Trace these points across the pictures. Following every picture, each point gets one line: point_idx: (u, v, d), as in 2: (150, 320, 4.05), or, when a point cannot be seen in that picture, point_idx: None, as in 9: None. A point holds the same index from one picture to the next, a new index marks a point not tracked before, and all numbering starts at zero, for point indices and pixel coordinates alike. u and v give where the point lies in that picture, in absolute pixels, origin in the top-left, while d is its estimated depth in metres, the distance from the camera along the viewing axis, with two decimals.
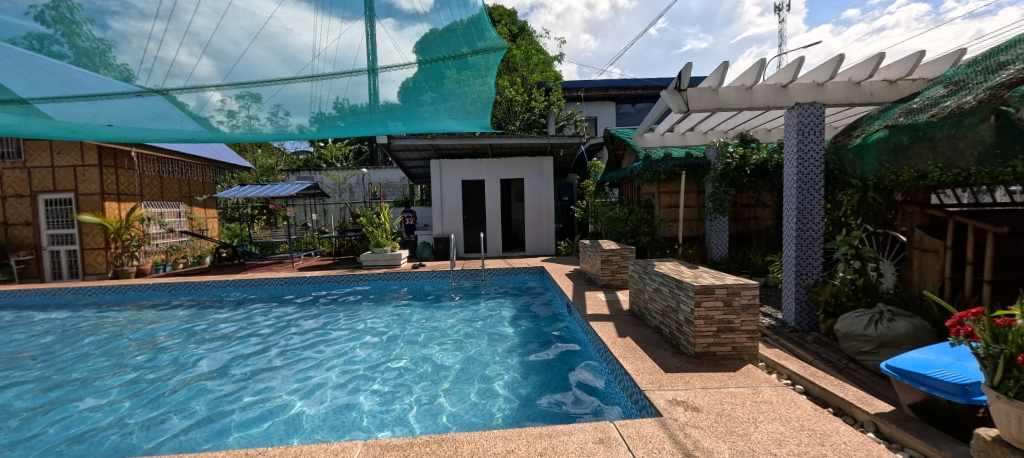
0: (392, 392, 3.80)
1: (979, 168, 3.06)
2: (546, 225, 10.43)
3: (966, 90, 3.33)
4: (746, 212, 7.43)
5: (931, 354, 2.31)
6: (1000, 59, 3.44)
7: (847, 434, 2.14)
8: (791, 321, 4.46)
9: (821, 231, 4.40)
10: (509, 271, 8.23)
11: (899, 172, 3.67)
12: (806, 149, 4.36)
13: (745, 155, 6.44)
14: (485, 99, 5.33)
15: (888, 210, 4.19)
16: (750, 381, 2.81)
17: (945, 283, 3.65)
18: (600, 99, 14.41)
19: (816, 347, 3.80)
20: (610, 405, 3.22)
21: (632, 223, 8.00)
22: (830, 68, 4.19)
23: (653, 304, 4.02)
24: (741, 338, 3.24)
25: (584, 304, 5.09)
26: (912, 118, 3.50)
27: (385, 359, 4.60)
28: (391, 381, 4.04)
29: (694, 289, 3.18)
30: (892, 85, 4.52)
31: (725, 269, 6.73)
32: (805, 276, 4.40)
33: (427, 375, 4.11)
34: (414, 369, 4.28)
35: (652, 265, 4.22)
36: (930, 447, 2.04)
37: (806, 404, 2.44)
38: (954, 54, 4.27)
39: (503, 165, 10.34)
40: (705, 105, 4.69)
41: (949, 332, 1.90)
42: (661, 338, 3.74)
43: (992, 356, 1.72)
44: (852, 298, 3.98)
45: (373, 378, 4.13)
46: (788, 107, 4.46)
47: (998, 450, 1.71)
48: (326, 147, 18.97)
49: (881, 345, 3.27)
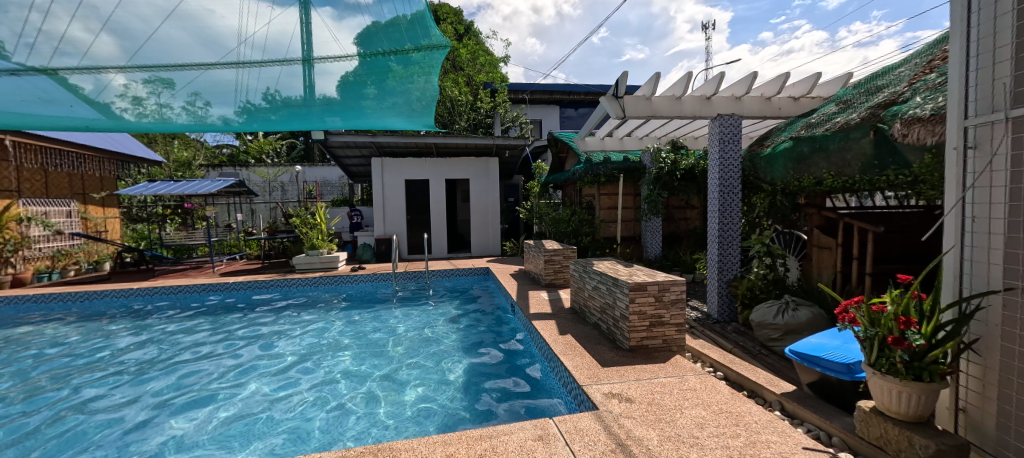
0: (330, 401, 3.62)
1: (862, 176, 3.54)
2: (491, 226, 10.46)
3: (852, 108, 3.86)
4: (677, 213, 7.99)
5: (825, 338, 2.64)
6: (878, 83, 4.02)
7: (757, 413, 2.38)
8: (714, 313, 4.85)
9: (739, 231, 4.84)
10: (453, 273, 8.14)
11: (801, 178, 4.15)
12: (727, 156, 4.77)
13: (676, 161, 6.90)
14: (429, 97, 5.22)
15: (793, 212, 4.72)
16: (677, 371, 3.03)
17: (838, 276, 4.19)
18: (545, 103, 14.72)
19: (735, 336, 4.17)
20: (550, 403, 3.30)
21: (574, 224, 8.27)
22: (746, 84, 4.63)
23: (592, 301, 4.18)
24: (671, 331, 3.48)
25: (527, 304, 5.17)
26: (812, 131, 3.98)
27: (320, 368, 4.35)
28: (328, 390, 3.84)
29: (629, 286, 3.35)
30: (796, 101, 5.08)
31: (659, 267, 7.17)
32: (726, 272, 4.81)
33: (367, 382, 3.95)
34: (353, 376, 4.10)
35: (591, 264, 4.39)
36: (823, 420, 2.33)
37: (724, 388, 2.68)
38: (843, 77, 4.90)
39: (447, 165, 10.20)
40: (640, 112, 4.97)
41: (837, 318, 2.10)
42: (600, 334, 3.90)
43: (869, 338, 1.99)
44: (765, 291, 4.42)
45: (307, 388, 3.89)
46: (711, 117, 4.86)
47: (874, 418, 2.00)
48: (254, 141, 17.52)
49: (786, 332, 3.67)
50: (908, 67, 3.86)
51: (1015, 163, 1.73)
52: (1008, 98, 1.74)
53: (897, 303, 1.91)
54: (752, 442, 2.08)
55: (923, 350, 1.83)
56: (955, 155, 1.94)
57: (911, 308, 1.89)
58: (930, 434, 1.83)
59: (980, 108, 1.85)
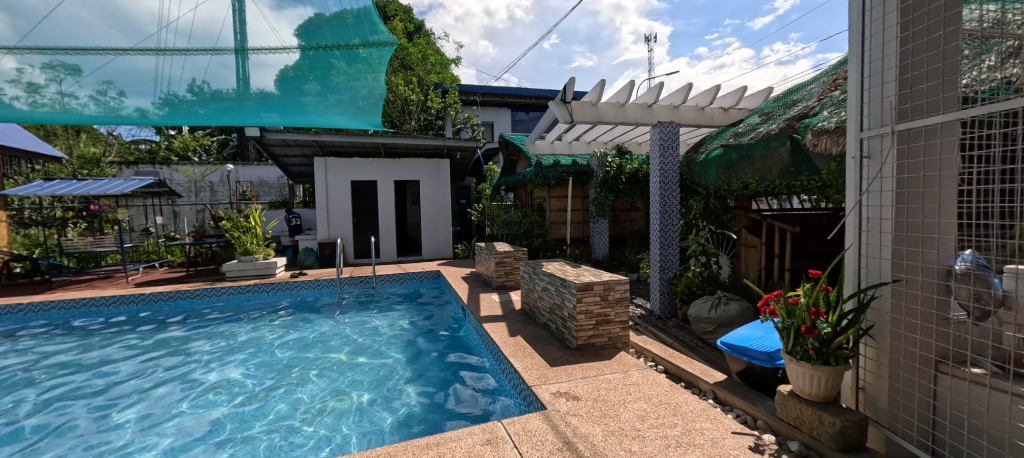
0: (267, 417, 3.41)
1: (781, 181, 3.90)
2: (441, 229, 10.31)
3: (772, 119, 4.25)
4: (623, 215, 8.35)
5: (750, 330, 2.87)
6: (793, 98, 4.47)
7: (693, 403, 2.54)
8: (656, 310, 5.12)
9: (678, 231, 5.13)
10: (402, 277, 7.93)
11: (730, 183, 4.51)
12: (667, 160, 5.06)
13: (621, 165, 7.20)
14: (377, 95, 5.04)
15: (724, 213, 5.10)
16: (621, 366, 3.16)
17: (763, 273, 4.58)
18: (496, 105, 14.77)
19: (675, 331, 4.43)
20: (501, 405, 3.32)
21: (526, 226, 8.37)
22: (682, 94, 4.95)
23: (542, 302, 4.24)
24: (615, 329, 3.63)
25: (478, 306, 5.15)
26: (738, 140, 4.35)
27: (257, 382, 4.08)
28: (266, 406, 3.61)
29: (576, 286, 3.45)
30: (726, 112, 5.46)
31: (606, 268, 7.45)
32: (667, 271, 5.09)
33: (310, 395, 3.77)
34: (295, 389, 3.90)
35: (541, 265, 4.46)
36: (750, 405, 2.54)
37: (663, 381, 2.84)
38: (764, 91, 5.38)
39: (396, 166, 9.91)
40: (586, 117, 5.14)
41: (759, 311, 2.34)
42: (549, 334, 3.97)
43: (786, 327, 2.20)
44: (701, 288, 4.72)
45: (242, 405, 3.63)
46: (652, 124, 5.16)
47: (791, 401, 2.21)
48: (177, 137, 15.93)
49: (719, 325, 3.96)
50: (817, 85, 4.34)
51: (899, 171, 1.99)
52: (892, 114, 2.00)
53: (809, 295, 2.14)
54: (688, 430, 2.22)
55: (830, 337, 2.05)
56: (853, 163, 2.20)
57: (819, 299, 2.12)
58: (836, 411, 2.06)
59: (872, 122, 2.11)
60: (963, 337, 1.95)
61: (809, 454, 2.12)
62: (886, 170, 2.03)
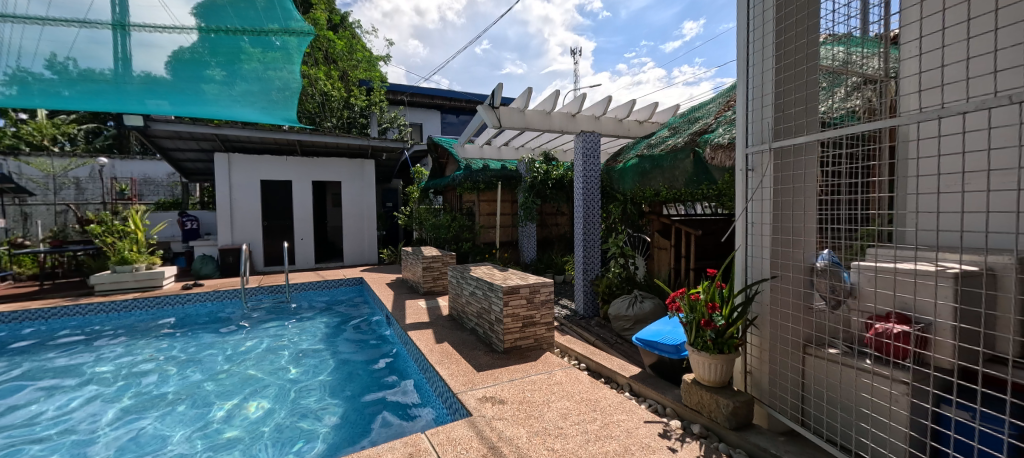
0: (161, 442, 3.03)
1: (686, 189, 4.30)
2: (365, 233, 9.79)
3: (679, 134, 4.71)
4: (550, 219, 8.62)
5: (661, 325, 3.12)
6: (696, 115, 5.00)
7: (611, 397, 2.69)
8: (580, 310, 5.35)
9: (599, 235, 5.43)
10: (320, 285, 7.40)
11: (644, 190, 4.89)
12: (589, 168, 5.34)
13: (548, 171, 7.39)
14: (293, 86, 4.93)
15: (639, 218, 5.49)
16: (546, 367, 3.25)
17: (673, 273, 5.00)
18: (425, 107, 14.49)
19: (597, 329, 4.68)
20: (427, 414, 3.24)
21: (454, 230, 8.31)
22: (603, 106, 5.28)
23: (469, 307, 4.22)
24: (541, 330, 3.73)
25: (403, 313, 4.96)
26: (651, 151, 4.74)
27: (146, 404, 3.59)
28: (157, 430, 3.19)
29: (502, 289, 3.49)
30: (641, 124, 5.92)
31: (534, 271, 7.66)
32: (590, 272, 5.35)
33: (214, 416, 3.40)
34: (196, 409, 3.51)
35: (468, 270, 4.44)
36: (660, 394, 2.76)
37: (585, 378, 2.98)
38: (673, 108, 5.94)
39: (313, 165, 9.23)
40: (514, 123, 5.25)
41: (667, 308, 2.54)
42: (477, 338, 3.96)
43: (689, 321, 2.42)
44: (620, 288, 5.04)
45: (125, 432, 3.18)
46: (576, 133, 5.42)
47: (695, 388, 2.44)
48: (29, 122, 13.24)
49: (636, 321, 4.26)
50: (714, 105, 4.91)
51: (777, 182, 2.32)
52: (771, 132, 2.33)
53: (708, 290, 2.40)
54: (606, 424, 2.35)
55: (724, 328, 2.30)
56: (741, 175, 2.50)
57: (716, 294, 2.38)
58: (729, 394, 2.32)
59: (754, 139, 2.43)
60: (823, 324, 2.32)
61: (709, 435, 2.35)
62: (766, 181, 2.35)
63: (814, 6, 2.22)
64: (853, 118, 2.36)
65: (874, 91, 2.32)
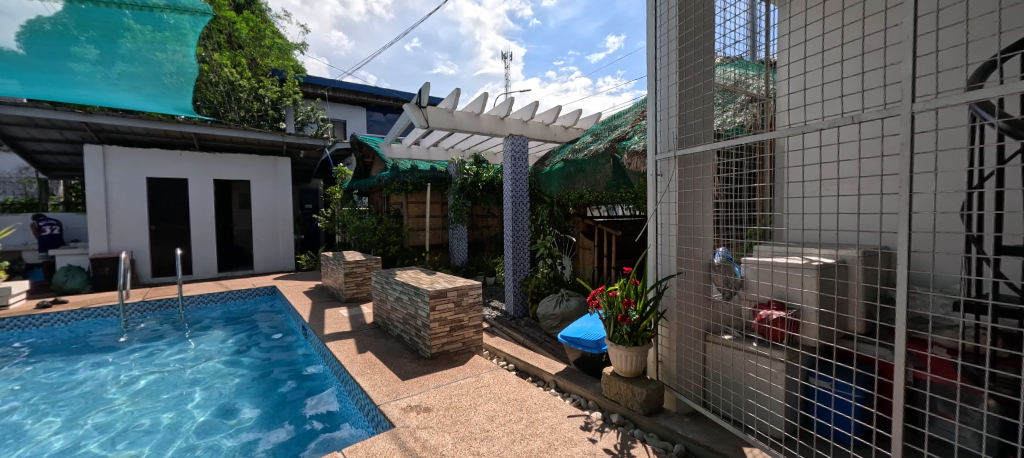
0: None
1: (608, 192, 4.57)
2: (278, 237, 8.97)
3: (601, 140, 4.98)
4: (481, 221, 8.62)
5: (584, 322, 3.28)
6: (616, 123, 5.33)
7: (537, 395, 2.76)
8: (510, 310, 5.42)
9: (527, 237, 5.55)
10: (223, 297, 6.63)
11: (569, 193, 5.10)
12: (517, 171, 5.44)
13: (477, 173, 7.40)
14: (186, 68, 4.69)
15: (566, 220, 5.69)
16: (474, 370, 3.24)
17: (597, 272, 5.25)
18: (348, 103, 13.71)
19: (526, 329, 4.77)
20: (349, 426, 3.07)
21: (380, 233, 7.95)
22: (530, 110, 5.39)
23: (395, 313, 4.07)
24: (469, 333, 3.71)
25: (322, 323, 4.63)
26: (575, 156, 4.96)
27: None
28: None
29: (429, 294, 3.41)
30: (566, 130, 6.16)
31: (465, 273, 7.60)
32: (519, 273, 5.45)
33: (83, 452, 2.89)
34: (58, 447, 2.95)
35: (393, 274, 4.28)
36: (583, 388, 2.88)
37: (512, 379, 3.01)
38: (595, 116, 6.27)
39: (215, 162, 8.26)
40: (442, 124, 5.17)
41: (589, 305, 2.66)
42: (404, 346, 3.82)
43: (608, 317, 2.58)
44: (548, 287, 5.20)
45: None
46: (505, 136, 5.49)
47: (614, 380, 2.59)
48: None
49: (563, 319, 4.41)
50: (631, 114, 5.28)
51: (681, 187, 2.55)
52: (676, 141, 2.55)
53: (624, 287, 2.57)
54: (532, 422, 2.40)
55: (637, 322, 2.49)
56: (651, 179, 2.70)
57: (631, 290, 2.55)
58: (643, 382, 2.50)
59: (662, 148, 2.64)
60: (720, 313, 2.58)
61: (626, 423, 2.52)
62: (672, 186, 2.57)
63: (708, 30, 2.48)
64: (742, 131, 2.67)
65: (758, 108, 2.64)
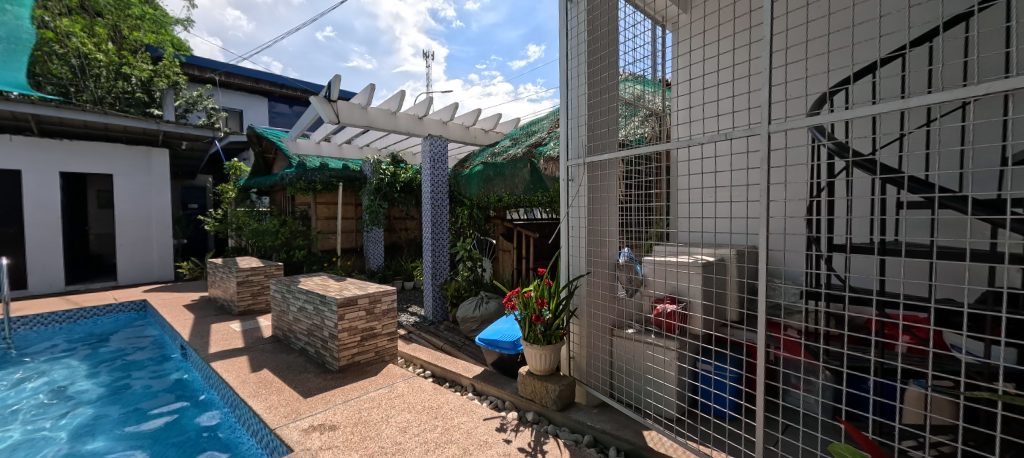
0: None
1: (526, 194, 4.72)
2: (151, 242, 7.69)
3: (519, 145, 5.09)
4: (399, 223, 8.26)
5: (501, 324, 3.32)
6: (533, 129, 5.50)
7: (453, 401, 2.72)
8: (429, 315, 5.27)
9: (447, 240, 5.46)
10: (72, 315, 5.50)
11: (489, 196, 5.15)
12: (436, 172, 5.33)
13: (395, 173, 7.11)
14: None
15: (486, 223, 5.69)
16: (388, 380, 3.09)
17: (516, 273, 5.34)
18: (245, 91, 12.25)
19: (446, 333, 4.68)
20: (237, 450, 2.72)
21: (283, 237, 7.21)
22: (450, 112, 5.32)
23: (298, 325, 3.72)
24: (383, 342, 3.53)
25: (207, 340, 4.07)
26: (495, 159, 5.02)
27: None
28: None
29: (337, 302, 3.18)
30: (487, 133, 6.20)
31: (380, 278, 7.24)
32: (438, 276, 5.34)
33: None
34: None
35: (296, 282, 3.91)
36: (499, 389, 2.91)
37: (428, 386, 2.94)
38: (514, 121, 6.41)
39: (62, 152, 6.83)
40: (354, 120, 4.88)
41: (505, 306, 2.69)
42: (309, 360, 3.51)
43: (522, 317, 2.64)
44: (467, 290, 5.16)
45: None
46: (423, 136, 5.35)
47: (530, 379, 2.67)
48: None
49: (482, 322, 4.42)
50: (548, 121, 5.49)
51: (590, 192, 2.70)
52: (586, 149, 2.70)
53: (538, 287, 2.66)
54: (447, 429, 2.36)
55: (550, 321, 2.59)
56: (563, 184, 2.83)
57: (544, 290, 2.65)
58: (556, 379, 2.61)
59: (573, 154, 2.78)
60: (625, 309, 2.79)
61: (541, 420, 2.59)
62: (582, 190, 2.71)
63: (613, 46, 2.68)
64: (643, 141, 2.92)
65: (656, 121, 2.90)
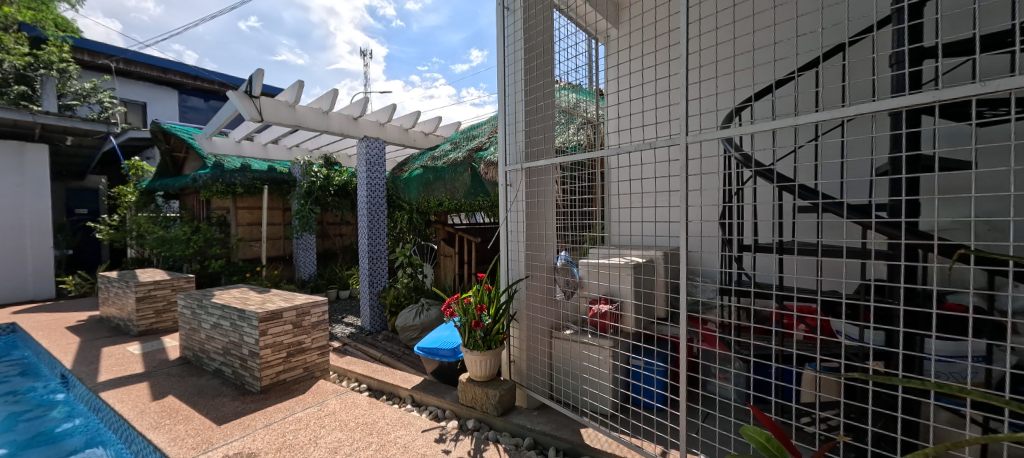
0: None
1: (466, 199, 4.69)
2: (25, 254, 6.55)
3: (459, 149, 5.06)
4: (332, 229, 7.79)
5: (441, 332, 3.25)
6: (474, 133, 5.49)
7: (389, 415, 2.60)
8: (367, 325, 5.03)
9: (385, 246, 5.25)
10: None
11: (429, 200, 5.06)
12: (373, 176, 5.11)
13: (328, 176, 6.73)
14: None
15: (426, 227, 5.52)
16: (318, 398, 2.89)
17: (458, 278, 5.26)
18: (151, 82, 10.91)
19: (385, 343, 4.49)
20: None
21: (196, 245, 6.50)
22: (387, 113, 5.15)
23: (212, 343, 3.36)
24: (312, 357, 3.30)
25: (97, 367, 3.53)
26: (434, 163, 4.95)
27: None
28: None
29: (258, 317, 2.91)
30: (426, 136, 6.09)
31: (312, 288, 6.80)
32: (376, 284, 5.11)
33: None
34: None
35: (210, 296, 3.53)
36: (439, 399, 2.84)
37: (362, 401, 2.79)
38: (454, 125, 6.35)
39: None
40: (280, 118, 4.54)
41: (444, 313, 2.65)
42: (225, 382, 3.19)
43: (462, 324, 2.62)
44: (407, 297, 5.01)
45: None
46: (358, 138, 5.11)
47: (470, 386, 2.64)
48: None
49: (423, 330, 4.30)
50: (488, 126, 5.51)
51: (528, 197, 2.75)
52: (524, 154, 2.74)
53: (477, 293, 2.65)
54: (382, 445, 2.26)
55: (490, 326, 2.59)
56: (502, 188, 2.84)
57: (484, 296, 2.64)
58: (496, 385, 2.61)
59: (511, 160, 2.81)
60: (563, 311, 2.85)
61: (481, 427, 2.57)
62: (520, 196, 2.75)
63: (549, 56, 2.76)
64: (579, 148, 3.03)
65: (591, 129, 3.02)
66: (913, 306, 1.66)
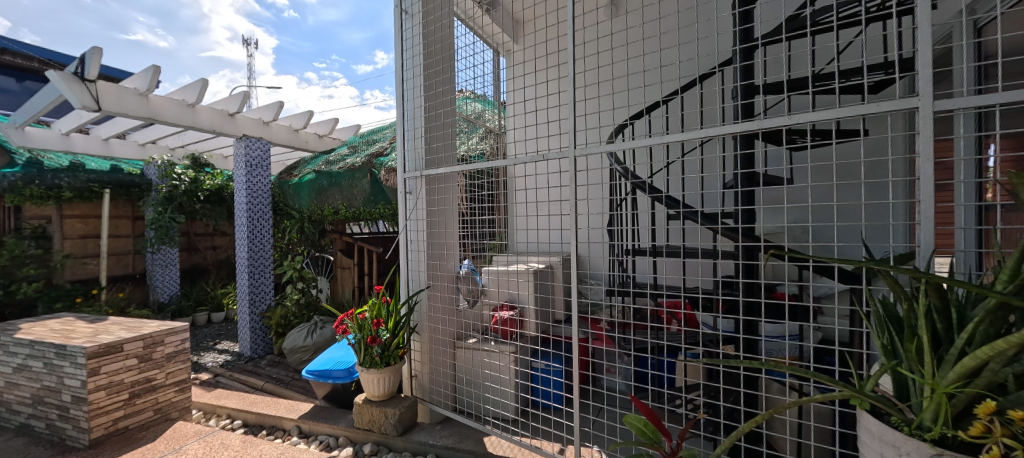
0: None
1: (364, 207, 4.75)
2: None
3: (356, 154, 4.92)
4: (202, 241, 6.64)
5: (333, 352, 2.98)
6: (374, 138, 5.27)
7: (268, 452, 2.30)
8: (247, 351, 4.42)
9: (271, 259, 4.67)
10: None
11: (323, 208, 4.81)
12: (253, 180, 4.52)
13: (196, 179, 5.79)
14: None
15: (320, 237, 4.88)
16: (174, 444, 2.44)
17: (356, 292, 4.89)
18: None
19: (268, 369, 3.99)
20: None
21: None
22: (273, 111, 4.61)
23: (16, 391, 2.63)
24: (168, 394, 2.78)
25: None
26: (329, 167, 4.84)
27: None
28: None
29: (86, 353, 2.35)
30: (320, 138, 5.62)
31: (173, 313, 5.77)
32: (258, 303, 4.52)
33: None
34: None
35: (13, 330, 2.76)
36: (331, 426, 2.60)
37: (233, 441, 2.42)
38: (352, 128, 5.94)
39: None
40: (125, 108, 3.78)
41: (336, 331, 2.43)
42: (35, 440, 2.51)
43: (357, 341, 2.43)
44: (297, 316, 4.54)
45: None
46: (236, 137, 4.48)
47: (368, 407, 2.47)
48: None
49: (315, 350, 3.91)
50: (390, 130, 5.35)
51: (429, 206, 2.69)
52: (423, 161, 2.68)
53: (373, 307, 2.49)
54: None
55: (389, 340, 2.45)
56: (401, 196, 2.74)
57: (381, 310, 2.50)
58: (395, 403, 2.48)
59: (409, 167, 2.73)
60: (468, 320, 2.84)
61: (379, 450, 2.42)
62: (420, 204, 2.67)
63: (449, 63, 2.76)
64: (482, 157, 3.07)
65: (492, 139, 3.08)
66: (752, 297, 2.02)
